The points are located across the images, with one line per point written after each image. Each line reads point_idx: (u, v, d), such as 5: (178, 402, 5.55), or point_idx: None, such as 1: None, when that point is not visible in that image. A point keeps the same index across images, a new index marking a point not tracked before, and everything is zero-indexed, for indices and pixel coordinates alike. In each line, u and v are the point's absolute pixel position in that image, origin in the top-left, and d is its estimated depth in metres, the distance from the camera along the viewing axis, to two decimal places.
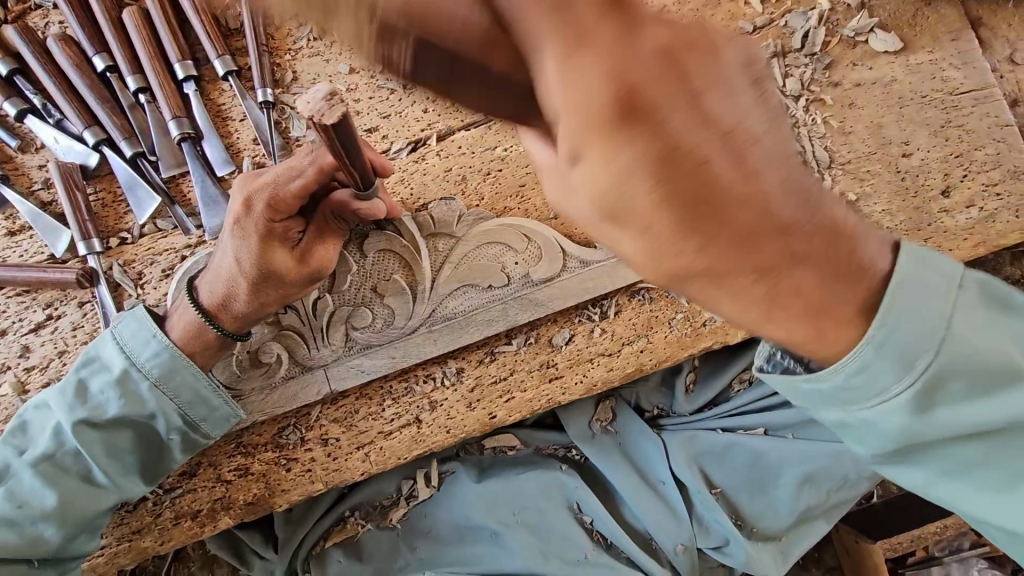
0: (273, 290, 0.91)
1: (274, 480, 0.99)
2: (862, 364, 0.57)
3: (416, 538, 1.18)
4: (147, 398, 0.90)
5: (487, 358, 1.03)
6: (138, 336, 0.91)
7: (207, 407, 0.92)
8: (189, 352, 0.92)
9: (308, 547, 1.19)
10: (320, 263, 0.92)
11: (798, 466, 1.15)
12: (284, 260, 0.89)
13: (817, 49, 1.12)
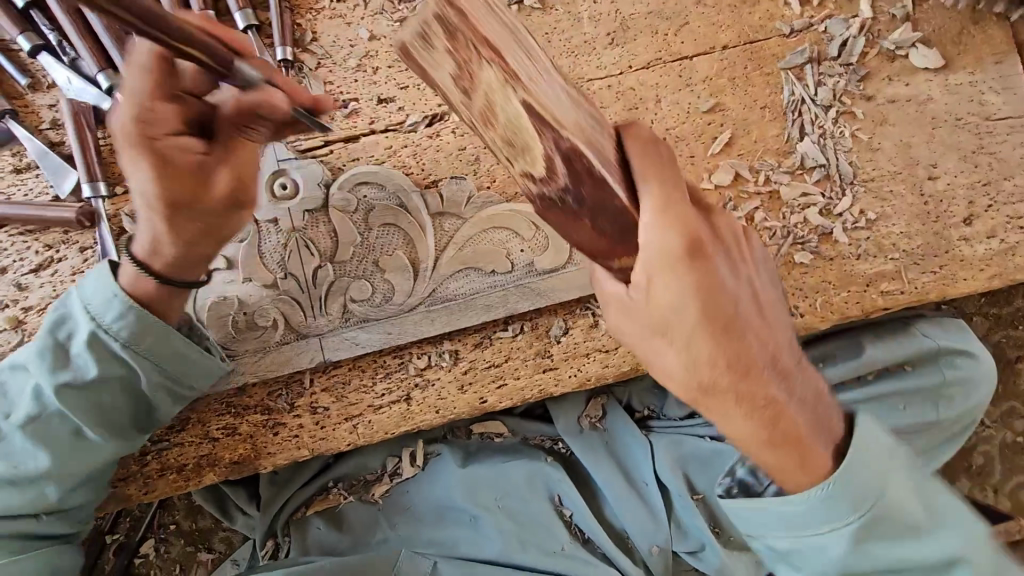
0: (200, 223, 0.85)
1: (260, 442, 1.00)
2: (811, 502, 0.75)
3: (396, 515, 1.19)
4: (120, 356, 0.87)
5: (483, 343, 1.02)
6: (102, 297, 0.86)
7: (189, 363, 0.90)
8: (145, 302, 0.87)
9: (288, 512, 1.20)
10: (229, 195, 0.86)
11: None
12: (183, 186, 0.82)
13: (854, 59, 1.08)
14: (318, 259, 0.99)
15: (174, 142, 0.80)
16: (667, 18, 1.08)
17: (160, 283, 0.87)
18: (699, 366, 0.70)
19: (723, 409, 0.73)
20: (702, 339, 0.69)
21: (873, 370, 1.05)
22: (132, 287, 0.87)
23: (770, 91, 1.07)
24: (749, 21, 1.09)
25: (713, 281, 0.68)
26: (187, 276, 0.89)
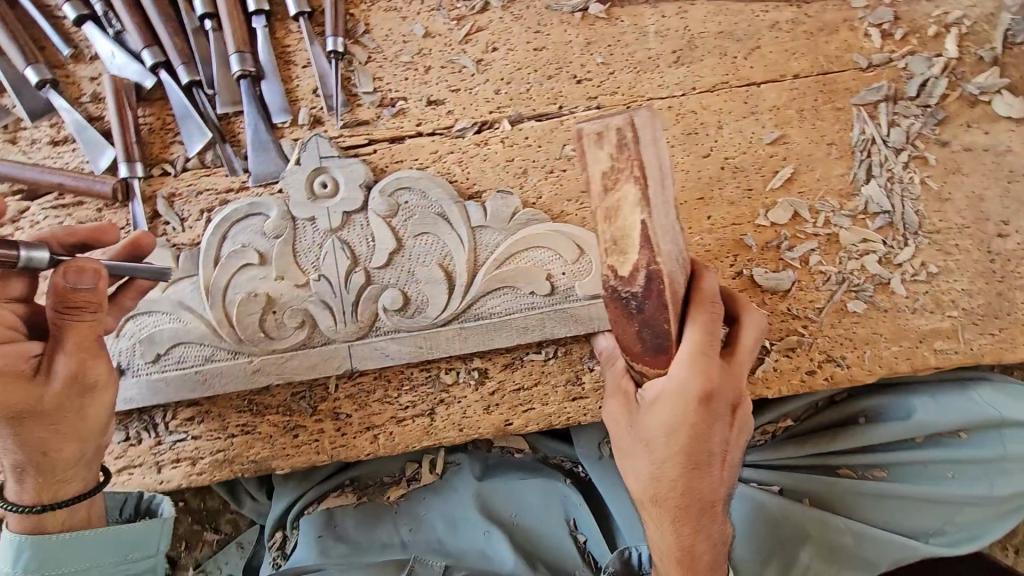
0: (47, 427, 0.76)
1: (280, 443, 0.98)
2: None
3: (408, 523, 1.17)
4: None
5: (514, 364, 0.99)
6: (6, 550, 0.80)
7: (126, 543, 0.87)
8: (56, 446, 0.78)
9: (299, 506, 1.19)
10: (76, 373, 0.76)
11: (811, 539, 1.00)
12: (28, 392, 0.74)
13: (932, 101, 1.02)
14: (352, 263, 0.95)
15: (9, 350, 0.75)
16: (738, 41, 1.02)
17: (40, 513, 0.81)
18: (655, 483, 0.78)
19: (664, 520, 0.80)
20: (670, 466, 0.77)
21: (922, 434, 1.03)
22: (27, 530, 0.81)
23: (838, 127, 1.02)
24: (824, 51, 1.02)
25: (705, 434, 0.76)
26: (76, 489, 0.83)
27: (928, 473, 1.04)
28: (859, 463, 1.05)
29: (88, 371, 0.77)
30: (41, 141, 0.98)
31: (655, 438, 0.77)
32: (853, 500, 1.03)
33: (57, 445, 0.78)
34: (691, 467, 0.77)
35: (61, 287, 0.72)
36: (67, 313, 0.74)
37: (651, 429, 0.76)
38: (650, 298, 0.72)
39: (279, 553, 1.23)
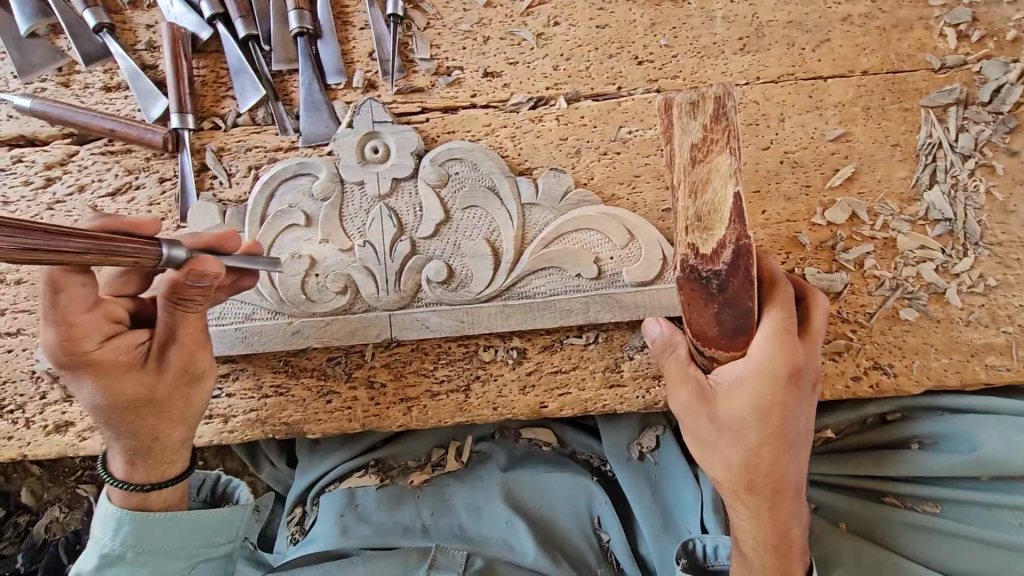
0: (157, 415, 0.79)
1: (312, 407, 0.97)
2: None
3: (428, 509, 1.16)
4: (139, 564, 0.83)
5: (553, 347, 0.97)
6: (103, 523, 0.82)
7: (211, 526, 0.88)
8: (162, 428, 0.80)
9: (323, 482, 1.20)
10: (181, 366, 0.78)
11: (844, 562, 0.96)
12: (145, 377, 0.77)
13: (1006, 109, 0.97)
14: (398, 232, 0.94)
15: (114, 339, 0.75)
16: (807, 32, 0.99)
17: (146, 491, 0.83)
18: (741, 467, 0.80)
19: (755, 503, 0.82)
20: (763, 449, 0.78)
21: (989, 473, 0.96)
22: (128, 506, 0.83)
23: (904, 129, 0.98)
24: (897, 48, 0.98)
25: (791, 413, 0.77)
26: (175, 470, 0.84)
27: (992, 519, 0.96)
28: (910, 494, 0.99)
29: (192, 362, 0.79)
30: (94, 86, 0.97)
31: (742, 422, 0.78)
32: (898, 531, 0.98)
33: (161, 432, 0.80)
34: (780, 446, 0.78)
35: (179, 282, 0.72)
36: (182, 305, 0.75)
37: (739, 413, 0.77)
38: (733, 277, 0.74)
39: (296, 529, 1.23)
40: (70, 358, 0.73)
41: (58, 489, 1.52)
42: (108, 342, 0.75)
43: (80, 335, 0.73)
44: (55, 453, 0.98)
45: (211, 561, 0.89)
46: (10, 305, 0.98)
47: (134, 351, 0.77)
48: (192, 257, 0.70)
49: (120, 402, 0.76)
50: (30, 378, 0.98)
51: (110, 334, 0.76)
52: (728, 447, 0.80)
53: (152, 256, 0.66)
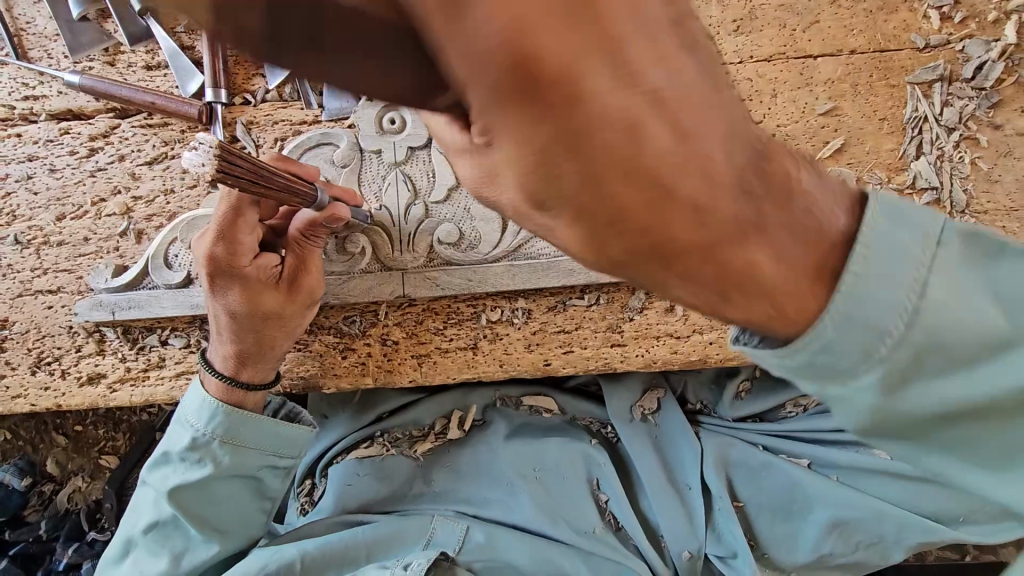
0: (280, 329, 0.96)
1: (329, 362, 1.04)
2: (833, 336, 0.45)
3: (433, 473, 1.23)
4: (224, 451, 1.00)
5: (557, 307, 1.03)
6: (201, 410, 0.99)
7: (287, 439, 1.04)
8: (276, 341, 0.97)
9: (331, 454, 1.24)
10: (308, 292, 0.96)
11: (830, 507, 1.13)
12: (271, 300, 0.94)
13: (988, 85, 1.03)
14: (412, 197, 1.00)
15: (259, 259, 0.93)
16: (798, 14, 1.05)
17: (246, 391, 1.00)
18: (625, 234, 0.38)
19: (643, 280, 0.43)
20: (674, 209, 0.37)
21: None
22: (221, 399, 0.99)
23: (892, 104, 1.04)
24: (883, 29, 1.04)
25: (590, 99, 0.31)
26: (269, 376, 1.01)
27: None
28: None
29: (312, 288, 0.96)
30: (137, 65, 1.05)
31: (607, 160, 0.34)
32: (880, 480, 1.14)
33: (276, 342, 0.97)
34: (628, 170, 0.34)
35: (316, 221, 0.90)
36: (313, 239, 0.93)
37: (596, 145, 0.33)
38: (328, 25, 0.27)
39: (306, 501, 1.29)
40: (222, 268, 0.90)
41: (81, 460, 1.58)
42: (254, 260, 0.92)
43: (237, 252, 0.90)
44: (88, 403, 1.05)
45: (279, 469, 1.06)
46: (52, 264, 1.05)
47: (270, 272, 0.94)
48: (333, 205, 0.88)
49: (255, 312, 0.93)
50: (68, 332, 1.05)
51: (258, 255, 0.93)
52: (627, 245, 0.39)
53: (308, 196, 0.85)
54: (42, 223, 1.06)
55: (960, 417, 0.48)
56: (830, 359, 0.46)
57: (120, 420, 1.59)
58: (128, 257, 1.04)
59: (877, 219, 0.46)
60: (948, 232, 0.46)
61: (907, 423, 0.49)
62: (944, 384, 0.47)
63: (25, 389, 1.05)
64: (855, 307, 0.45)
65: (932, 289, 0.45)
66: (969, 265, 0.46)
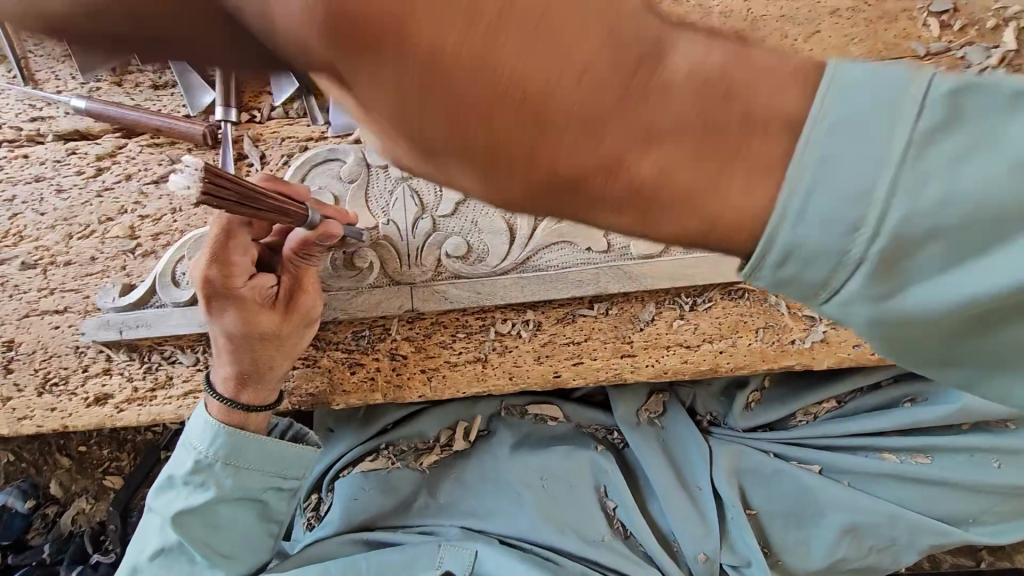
0: (276, 348, 0.95)
1: (337, 378, 1.03)
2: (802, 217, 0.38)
3: (439, 487, 1.23)
4: (227, 474, 0.99)
5: (566, 319, 1.02)
6: (203, 432, 0.98)
7: (287, 458, 1.03)
8: (271, 361, 0.96)
9: (337, 468, 1.23)
10: (302, 311, 0.95)
11: (843, 513, 1.14)
12: (267, 319, 0.93)
13: None
14: (420, 211, 1.00)
15: (253, 280, 0.93)
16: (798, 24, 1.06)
17: (248, 411, 0.99)
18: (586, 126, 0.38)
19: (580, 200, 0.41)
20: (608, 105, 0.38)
21: (972, 418, 1.11)
22: (225, 421, 0.98)
23: None
24: (883, 38, 1.05)
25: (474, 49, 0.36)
26: (270, 397, 1.00)
27: (973, 461, 1.15)
28: (902, 447, 1.17)
29: (310, 307, 0.95)
30: (144, 84, 1.06)
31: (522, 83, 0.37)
32: (890, 483, 1.16)
33: (275, 363, 0.97)
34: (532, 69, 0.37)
35: (309, 240, 0.90)
36: (306, 258, 0.93)
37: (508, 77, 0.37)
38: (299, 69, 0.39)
39: (312, 516, 1.28)
40: (218, 289, 0.90)
41: (85, 482, 1.56)
42: (250, 280, 0.93)
43: (233, 273, 0.90)
44: (93, 424, 1.04)
45: (281, 491, 1.05)
46: (59, 284, 1.05)
47: (265, 292, 0.94)
48: (326, 223, 0.88)
49: (252, 333, 0.93)
50: (75, 352, 1.05)
51: (251, 275, 0.93)
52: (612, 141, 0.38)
53: (299, 215, 0.84)
54: (48, 243, 1.05)
55: (996, 321, 0.41)
56: (802, 263, 0.40)
57: (125, 439, 1.57)
58: (135, 276, 1.04)
59: (835, 87, 0.38)
60: (932, 96, 0.37)
61: (902, 332, 0.42)
62: (965, 278, 0.39)
63: (31, 410, 1.05)
64: (825, 198, 0.37)
65: (914, 184, 0.37)
66: (957, 134, 0.37)
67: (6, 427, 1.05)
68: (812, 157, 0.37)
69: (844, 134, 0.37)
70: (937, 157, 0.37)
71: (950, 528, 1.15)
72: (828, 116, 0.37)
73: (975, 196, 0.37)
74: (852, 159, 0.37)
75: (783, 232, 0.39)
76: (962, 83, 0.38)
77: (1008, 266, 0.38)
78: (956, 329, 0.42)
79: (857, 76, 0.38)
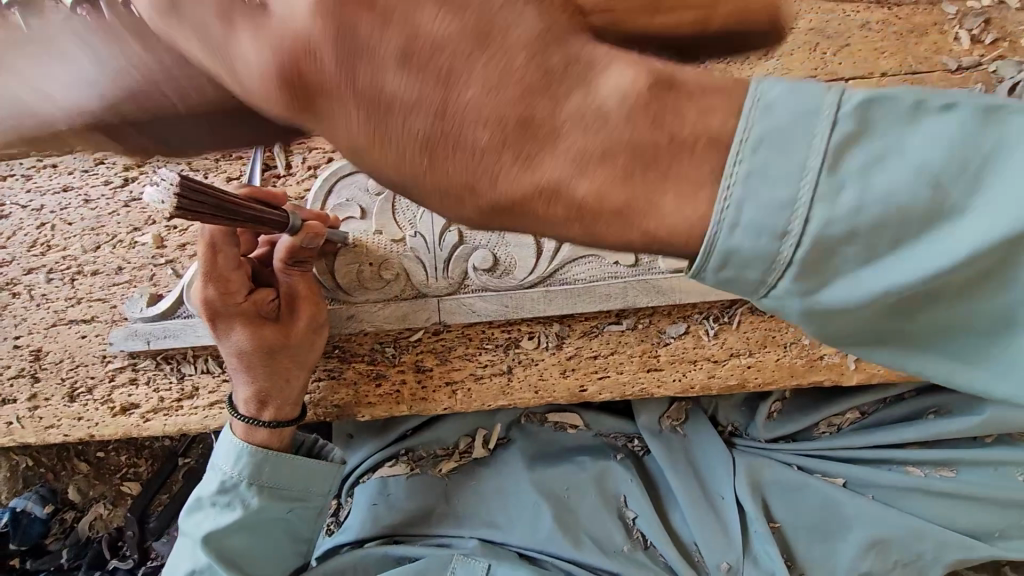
0: (290, 359, 0.96)
1: (362, 391, 1.03)
2: (747, 209, 0.41)
3: (456, 499, 1.21)
4: (251, 494, 1.00)
5: (592, 332, 1.02)
6: (230, 451, 1.00)
7: (313, 476, 1.04)
8: (286, 374, 0.97)
9: (357, 474, 1.23)
10: (307, 319, 0.95)
11: (869, 526, 1.13)
12: (272, 333, 0.94)
13: None
14: (446, 223, 0.99)
15: (250, 296, 0.93)
16: (829, 37, 1.04)
17: (273, 429, 1.00)
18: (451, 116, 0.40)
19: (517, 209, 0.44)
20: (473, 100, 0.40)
21: (998, 429, 1.10)
22: (252, 441, 1.00)
23: None
24: (914, 52, 1.04)
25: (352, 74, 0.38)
26: (291, 413, 1.01)
27: (998, 475, 1.14)
28: (925, 460, 1.15)
29: (312, 313, 0.95)
30: None
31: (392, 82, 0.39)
32: (913, 497, 1.15)
33: (291, 374, 0.97)
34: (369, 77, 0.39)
35: (298, 246, 0.90)
36: (301, 264, 0.94)
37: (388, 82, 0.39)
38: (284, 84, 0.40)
39: (331, 521, 1.28)
40: (220, 308, 0.91)
41: (103, 487, 1.55)
42: (251, 295, 0.93)
43: (230, 290, 0.91)
44: (120, 433, 1.05)
45: (306, 508, 1.05)
46: (86, 294, 1.05)
47: (267, 305, 0.95)
48: (308, 223, 0.88)
49: (261, 348, 0.94)
50: (101, 363, 1.05)
51: (252, 290, 0.94)
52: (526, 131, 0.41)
53: (277, 222, 0.84)
54: (75, 253, 1.06)
55: (925, 306, 0.43)
56: (739, 266, 0.43)
57: (143, 446, 1.57)
58: (162, 286, 1.04)
59: (761, 99, 0.41)
60: (848, 106, 0.41)
61: (834, 323, 0.45)
62: (886, 270, 0.42)
63: (58, 419, 1.05)
64: (753, 208, 0.41)
65: (831, 190, 0.40)
66: (870, 140, 0.40)
67: (35, 436, 1.06)
68: (745, 168, 0.41)
69: (769, 152, 0.40)
70: (856, 163, 0.40)
71: (977, 544, 1.12)
72: (756, 129, 0.41)
73: (886, 200, 0.40)
74: (770, 161, 0.40)
75: (723, 229, 0.41)
76: (871, 95, 0.41)
77: (939, 251, 0.41)
78: (886, 313, 0.44)
79: (780, 90, 0.41)
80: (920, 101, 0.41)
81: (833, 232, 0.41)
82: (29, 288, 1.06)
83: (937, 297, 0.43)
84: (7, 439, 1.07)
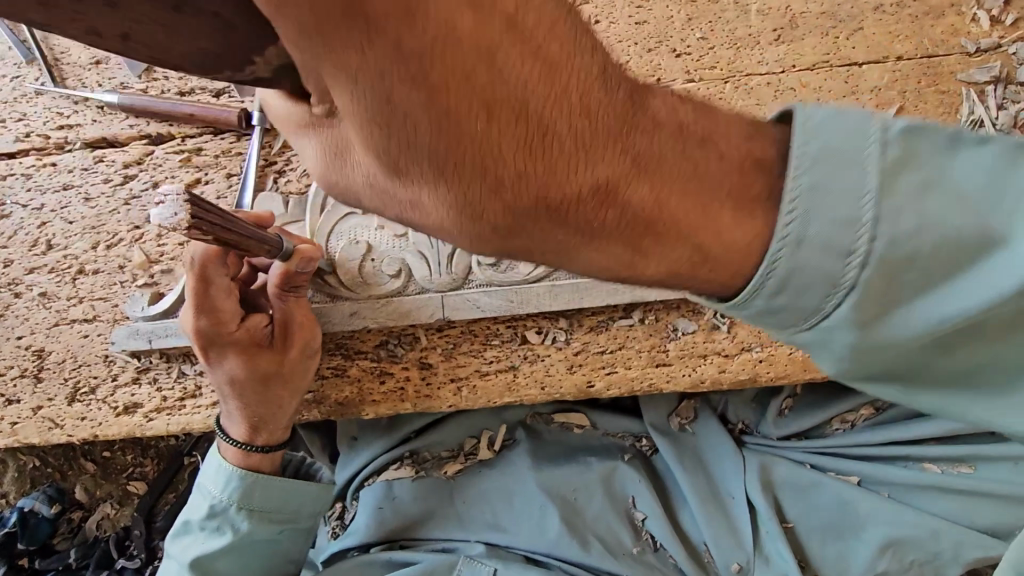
0: (283, 383, 0.96)
1: (366, 388, 1.01)
2: (799, 230, 0.44)
3: (460, 496, 1.19)
4: (240, 518, 1.01)
5: (599, 327, 1.00)
6: (219, 475, 1.01)
7: (304, 496, 1.05)
8: (279, 397, 0.97)
9: (361, 477, 1.22)
10: (300, 344, 0.94)
11: (883, 524, 1.10)
12: (266, 361, 0.94)
13: None
14: None
15: (246, 325, 0.94)
16: (841, 21, 1.01)
17: (265, 452, 1.02)
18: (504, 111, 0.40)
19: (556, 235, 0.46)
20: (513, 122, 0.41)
21: None
22: (241, 464, 1.01)
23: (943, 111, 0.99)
24: (929, 35, 1.00)
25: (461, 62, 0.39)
26: (282, 437, 1.03)
27: None
28: (941, 457, 1.12)
29: (307, 339, 0.95)
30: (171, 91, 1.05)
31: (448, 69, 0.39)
32: (928, 494, 1.12)
33: (284, 401, 0.98)
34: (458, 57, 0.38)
35: (289, 272, 0.89)
36: (295, 290, 0.93)
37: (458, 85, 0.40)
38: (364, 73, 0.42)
39: (336, 524, 1.26)
40: (214, 338, 0.91)
41: (110, 487, 1.54)
42: (243, 323, 0.94)
43: (223, 320, 0.91)
44: (124, 433, 1.04)
45: (295, 529, 1.06)
46: (87, 293, 1.04)
47: (260, 332, 0.95)
48: (298, 249, 0.88)
49: (255, 374, 0.94)
50: (104, 362, 1.04)
51: (244, 318, 0.95)
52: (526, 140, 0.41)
53: (273, 245, 0.84)
54: (76, 252, 1.05)
55: (963, 339, 0.45)
56: (791, 294, 0.45)
57: (149, 445, 1.56)
58: (163, 284, 1.03)
59: (806, 134, 0.44)
60: (893, 132, 0.43)
61: (878, 358, 0.47)
62: (942, 299, 0.44)
63: (61, 419, 1.05)
64: (818, 224, 0.43)
65: (893, 212, 0.42)
66: (920, 167, 0.43)
67: (37, 436, 1.05)
68: (800, 189, 0.43)
69: (823, 190, 0.43)
70: (903, 192, 0.43)
71: (998, 543, 1.08)
72: (809, 149, 0.43)
73: (944, 223, 0.42)
74: (824, 192, 0.43)
75: (783, 258, 0.44)
76: (914, 124, 0.44)
77: (983, 283, 0.43)
78: (933, 344, 0.45)
79: (825, 117, 0.44)
80: (958, 134, 0.44)
81: (890, 257, 0.43)
82: (30, 287, 1.05)
83: (982, 327, 0.44)
84: (10, 441, 1.06)
